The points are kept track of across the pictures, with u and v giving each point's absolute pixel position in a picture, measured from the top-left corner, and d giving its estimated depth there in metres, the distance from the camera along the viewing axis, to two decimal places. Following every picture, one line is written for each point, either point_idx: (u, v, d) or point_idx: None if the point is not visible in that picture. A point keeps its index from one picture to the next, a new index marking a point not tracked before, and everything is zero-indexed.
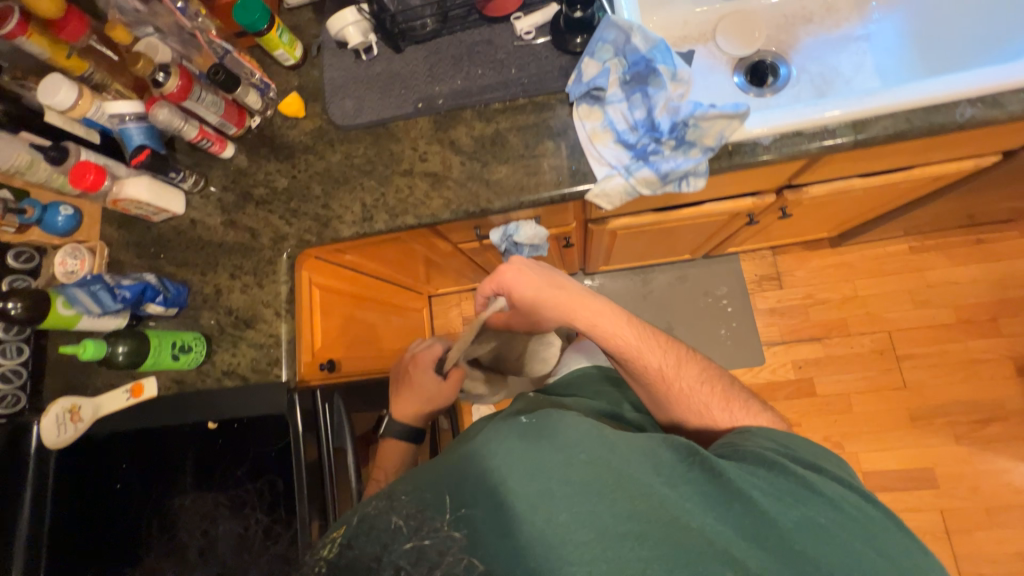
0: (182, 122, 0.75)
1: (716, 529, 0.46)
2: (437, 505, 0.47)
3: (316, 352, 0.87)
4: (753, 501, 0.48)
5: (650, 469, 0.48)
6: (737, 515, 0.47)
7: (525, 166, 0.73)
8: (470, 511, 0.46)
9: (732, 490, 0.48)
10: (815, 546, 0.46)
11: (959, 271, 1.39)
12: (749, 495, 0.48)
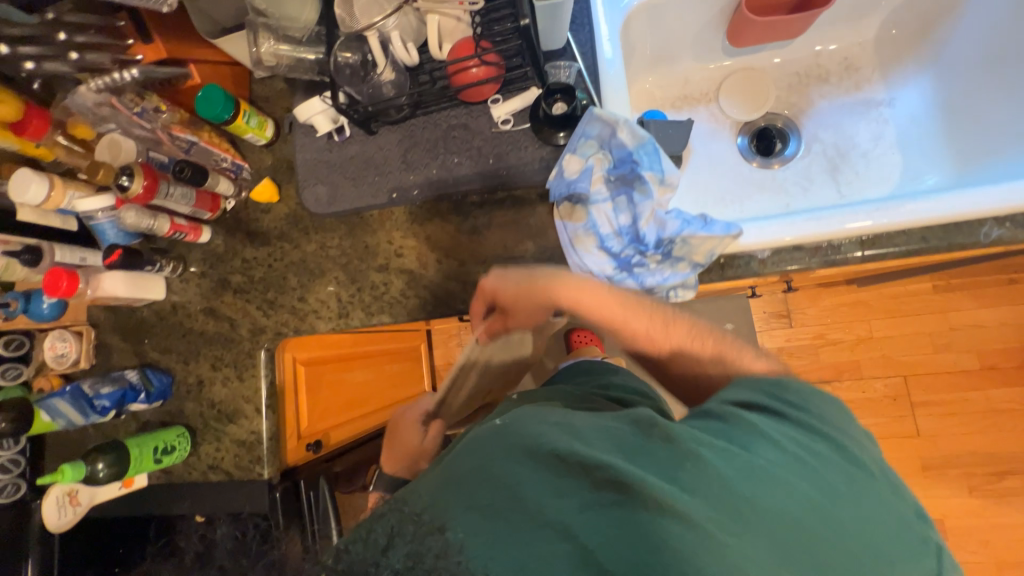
0: (151, 221, 0.73)
1: (709, 493, 0.38)
2: (428, 506, 0.39)
3: (303, 434, 0.87)
4: (745, 461, 0.40)
5: (622, 442, 0.41)
6: (727, 465, 0.40)
7: (504, 268, 0.69)
8: (445, 526, 0.38)
9: (718, 450, 0.41)
10: (819, 519, 0.39)
11: (985, 313, 1.29)
12: (735, 457, 0.41)
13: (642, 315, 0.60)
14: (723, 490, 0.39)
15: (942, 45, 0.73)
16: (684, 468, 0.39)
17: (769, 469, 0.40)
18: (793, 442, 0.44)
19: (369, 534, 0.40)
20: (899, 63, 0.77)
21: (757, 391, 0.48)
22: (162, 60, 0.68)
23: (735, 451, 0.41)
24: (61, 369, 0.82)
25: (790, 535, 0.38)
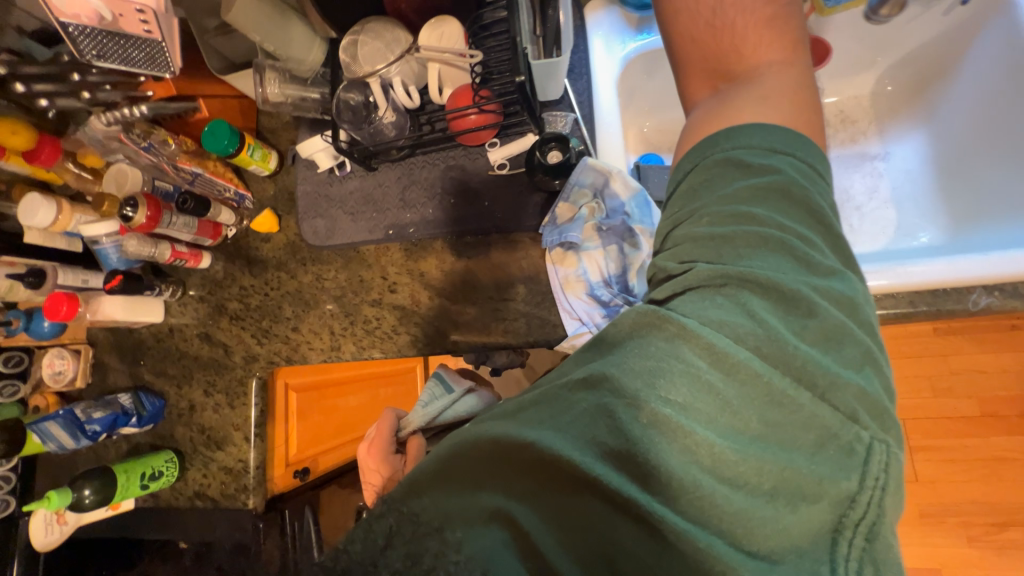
0: (152, 249, 0.75)
1: (660, 443, 0.32)
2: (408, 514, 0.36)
3: (291, 461, 0.87)
4: (700, 371, 0.33)
5: (552, 406, 0.36)
6: (686, 393, 0.33)
7: (494, 310, 0.69)
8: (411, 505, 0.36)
9: (677, 362, 0.34)
10: (806, 426, 0.33)
11: (989, 359, 1.27)
12: (701, 366, 0.33)
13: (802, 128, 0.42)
14: (682, 441, 0.32)
15: (938, 103, 0.77)
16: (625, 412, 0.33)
17: (731, 393, 0.33)
18: (772, 218, 0.38)
19: (369, 532, 0.37)
20: (893, 121, 0.83)
21: (765, 142, 0.41)
22: (172, 95, 0.70)
23: (690, 361, 0.34)
24: (59, 386, 0.84)
25: (767, 447, 0.32)
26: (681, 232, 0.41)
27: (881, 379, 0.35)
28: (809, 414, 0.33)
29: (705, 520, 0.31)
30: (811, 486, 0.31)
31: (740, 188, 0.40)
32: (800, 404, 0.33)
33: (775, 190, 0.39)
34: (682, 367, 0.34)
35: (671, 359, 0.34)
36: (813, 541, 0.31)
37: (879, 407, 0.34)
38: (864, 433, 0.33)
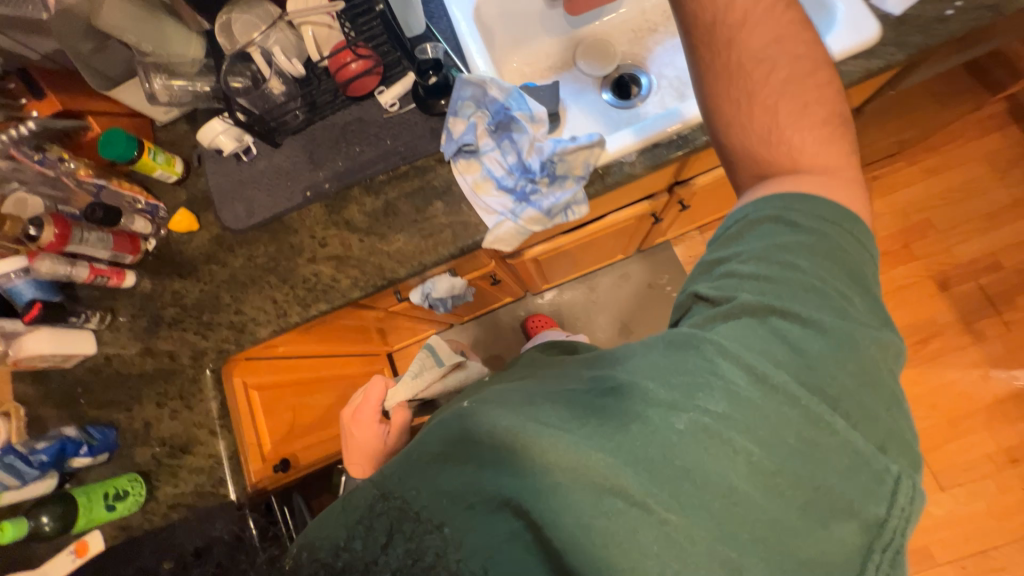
0: (68, 267, 0.74)
1: (694, 452, 0.38)
2: (442, 503, 0.41)
3: (267, 455, 0.86)
4: (737, 388, 0.39)
5: (628, 423, 0.40)
6: (724, 405, 0.39)
7: (421, 230, 0.75)
8: (403, 501, 0.42)
9: (715, 381, 0.40)
10: (827, 439, 0.38)
11: (865, 209, 1.49)
12: (735, 384, 0.40)
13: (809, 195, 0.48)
14: (722, 448, 0.38)
15: None
16: (662, 422, 0.39)
17: (766, 406, 0.39)
18: (809, 266, 0.44)
19: (371, 530, 0.42)
20: None
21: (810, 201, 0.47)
22: (58, 112, 0.74)
23: (728, 376, 0.40)
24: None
25: (780, 458, 0.38)
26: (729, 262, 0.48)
27: (907, 418, 0.42)
28: (833, 425, 0.39)
29: (735, 530, 0.37)
30: (842, 504, 0.38)
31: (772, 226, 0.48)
32: (828, 425, 0.38)
33: (807, 237, 0.46)
34: (720, 384, 0.40)
35: (714, 378, 0.40)
36: (844, 557, 0.38)
37: (904, 444, 0.40)
38: (892, 465, 0.39)
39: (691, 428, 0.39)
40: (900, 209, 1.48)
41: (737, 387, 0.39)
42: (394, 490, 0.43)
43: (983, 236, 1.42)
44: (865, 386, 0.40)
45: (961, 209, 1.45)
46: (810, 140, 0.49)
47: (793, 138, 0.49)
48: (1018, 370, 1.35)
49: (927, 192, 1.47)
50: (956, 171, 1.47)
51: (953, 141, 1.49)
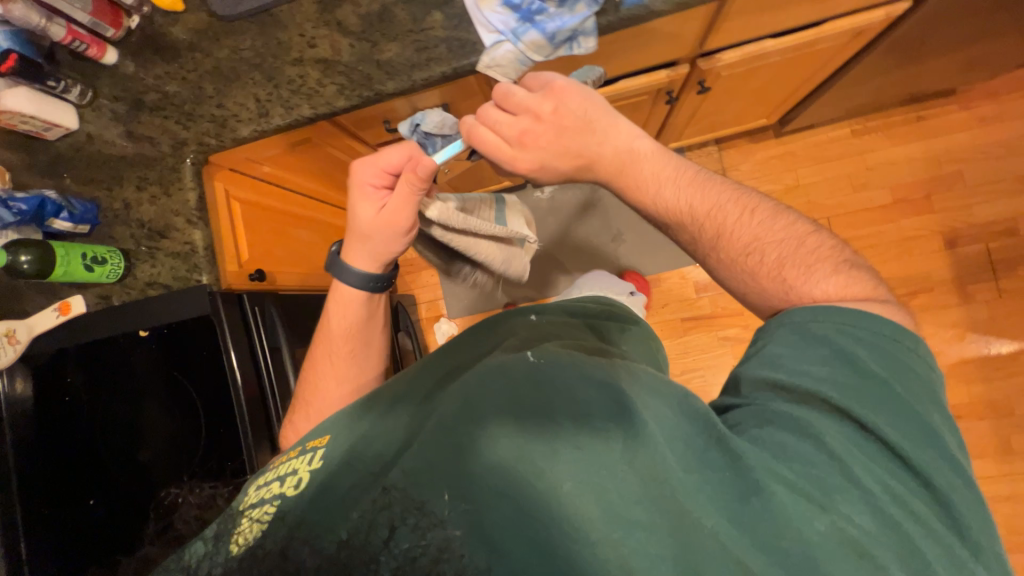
0: (42, 20, 0.69)
1: (798, 529, 0.36)
2: (458, 497, 0.37)
3: (244, 265, 0.89)
4: (842, 490, 0.39)
5: (721, 473, 0.39)
6: (842, 496, 0.38)
7: (414, 42, 0.70)
8: (416, 494, 0.37)
9: (808, 463, 0.40)
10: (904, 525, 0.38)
11: (897, 151, 1.41)
12: (829, 468, 0.40)
13: (783, 269, 0.53)
14: (828, 527, 0.37)
15: None
16: (772, 495, 0.38)
17: (852, 486, 0.39)
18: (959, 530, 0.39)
19: (375, 521, 0.36)
20: None
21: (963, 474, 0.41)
22: None
23: (844, 470, 0.39)
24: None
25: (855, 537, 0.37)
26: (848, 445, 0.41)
27: None
28: (927, 524, 0.39)
29: None
30: None
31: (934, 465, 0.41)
32: (916, 513, 0.39)
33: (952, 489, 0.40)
34: (812, 464, 0.40)
35: (812, 460, 0.40)
36: None
37: None
38: None
39: (785, 500, 0.38)
40: (936, 156, 1.39)
41: (831, 474, 0.39)
42: (403, 478, 0.38)
43: (1010, 199, 1.35)
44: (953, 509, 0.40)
45: (999, 166, 1.36)
46: (781, 257, 0.53)
47: (809, 293, 0.51)
48: (995, 338, 1.35)
49: (969, 143, 1.38)
50: (1007, 124, 1.36)
51: (1017, 90, 1.37)
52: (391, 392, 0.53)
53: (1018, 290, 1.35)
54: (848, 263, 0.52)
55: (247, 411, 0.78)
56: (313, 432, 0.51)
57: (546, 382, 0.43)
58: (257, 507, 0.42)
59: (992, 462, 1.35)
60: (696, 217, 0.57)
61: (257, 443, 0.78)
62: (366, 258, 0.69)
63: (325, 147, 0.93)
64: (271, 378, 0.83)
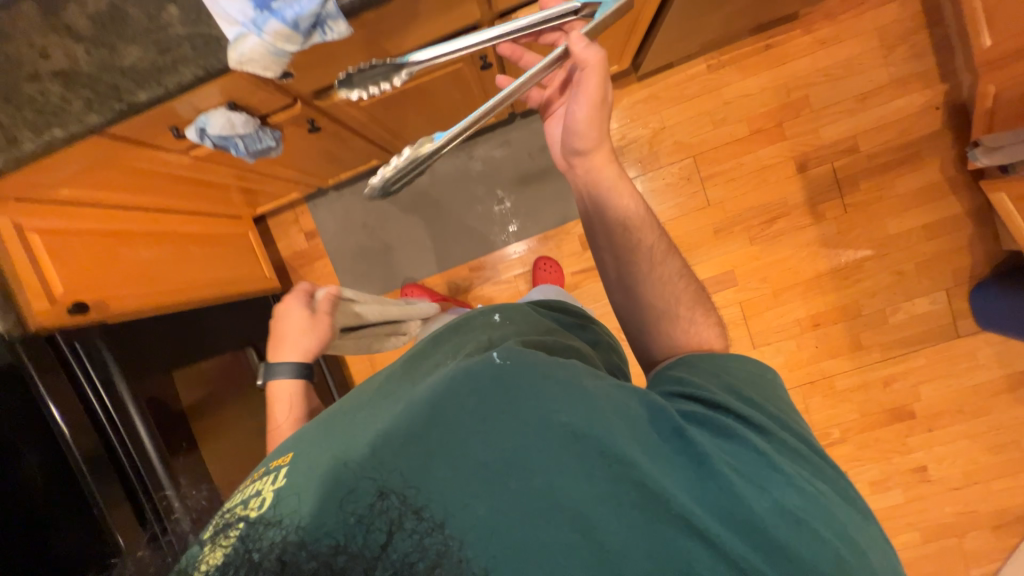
0: None
1: (712, 499, 0.44)
2: (431, 504, 0.44)
3: (57, 297, 0.84)
4: (753, 475, 0.45)
5: (659, 452, 0.46)
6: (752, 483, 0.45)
7: (155, 41, 0.63)
8: (412, 496, 0.44)
9: (701, 454, 0.46)
10: (767, 496, 0.44)
11: (749, 83, 1.47)
12: (720, 455, 0.46)
13: (694, 303, 0.70)
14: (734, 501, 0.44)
15: None
16: (693, 473, 0.45)
17: (732, 466, 0.46)
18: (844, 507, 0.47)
19: (367, 531, 0.42)
20: None
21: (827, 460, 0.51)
22: None
23: (751, 456, 0.47)
24: None
25: (728, 502, 0.44)
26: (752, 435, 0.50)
27: None
28: (820, 500, 0.46)
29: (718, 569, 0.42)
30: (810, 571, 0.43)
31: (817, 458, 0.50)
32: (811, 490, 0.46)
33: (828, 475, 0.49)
34: (708, 456, 0.45)
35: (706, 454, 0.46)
36: None
37: None
38: None
39: (681, 486, 0.44)
40: (783, 84, 1.46)
41: (724, 461, 0.46)
42: (388, 490, 0.44)
43: (850, 118, 1.46)
44: (815, 490, 0.46)
45: (839, 87, 1.45)
46: (691, 295, 0.70)
47: (705, 331, 0.67)
48: (844, 249, 1.50)
49: (812, 67, 1.45)
50: (845, 45, 1.44)
51: (852, 10, 1.43)
52: (354, 405, 0.57)
53: (861, 203, 1.48)
54: (723, 331, 0.69)
55: (84, 454, 0.77)
56: (278, 450, 0.54)
57: (511, 387, 0.48)
58: (220, 531, 0.45)
59: (845, 358, 1.54)
60: (647, 249, 0.72)
61: (112, 500, 0.78)
62: (301, 350, 0.79)
63: (124, 162, 0.86)
64: (112, 415, 0.83)
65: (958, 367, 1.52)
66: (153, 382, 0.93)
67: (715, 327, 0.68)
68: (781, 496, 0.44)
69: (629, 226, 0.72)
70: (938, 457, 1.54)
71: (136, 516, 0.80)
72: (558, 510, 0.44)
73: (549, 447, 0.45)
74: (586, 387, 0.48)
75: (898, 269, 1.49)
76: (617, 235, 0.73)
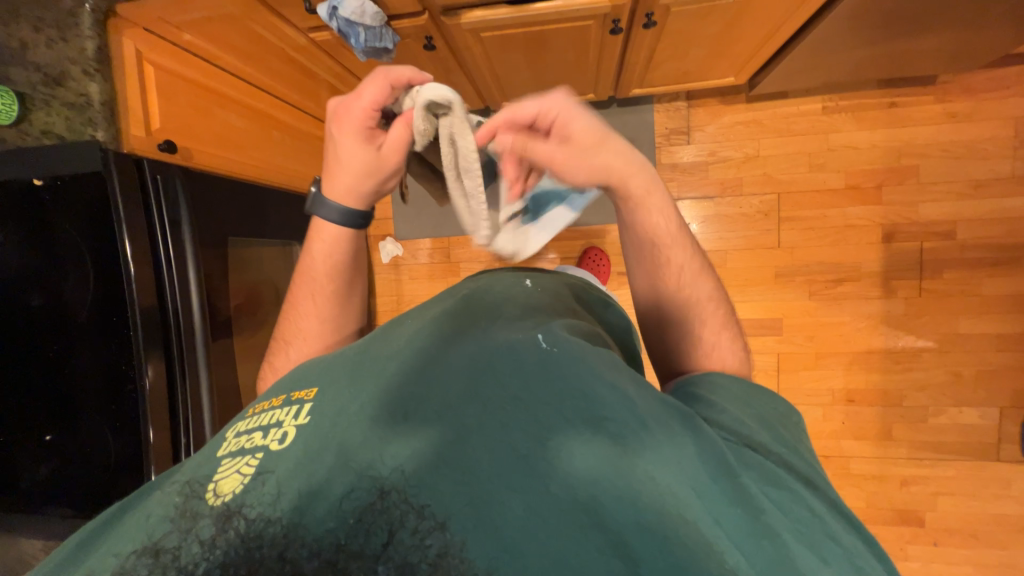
0: None
1: (740, 554, 0.39)
2: (440, 493, 0.41)
3: (153, 130, 0.88)
4: (780, 525, 0.41)
5: (695, 481, 0.42)
6: (785, 533, 0.41)
7: None
8: (414, 496, 0.41)
9: (753, 507, 0.41)
10: (824, 570, 0.39)
11: (862, 135, 1.40)
12: (770, 508, 0.42)
13: (713, 335, 0.66)
14: (760, 552, 0.39)
15: None
16: (722, 517, 0.40)
17: (784, 527, 0.41)
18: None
19: (367, 526, 0.40)
20: None
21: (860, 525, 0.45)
22: None
23: (779, 504, 0.43)
24: None
25: (780, 567, 0.38)
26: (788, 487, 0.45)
27: None
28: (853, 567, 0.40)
29: None
30: None
31: (844, 518, 0.45)
32: (841, 548, 0.41)
33: (857, 537, 0.44)
34: (760, 509, 0.41)
35: (760, 507, 0.42)
36: None
37: None
38: None
39: (733, 535, 0.40)
40: (896, 147, 1.39)
41: (774, 517, 0.41)
42: (392, 484, 0.42)
43: (956, 201, 1.37)
44: (867, 570, 0.41)
45: (956, 166, 1.36)
46: (709, 324, 0.66)
47: (724, 358, 0.64)
48: (905, 334, 1.42)
49: (933, 137, 1.37)
50: (976, 124, 1.35)
51: (995, 90, 1.34)
52: (387, 352, 0.56)
53: (938, 292, 1.39)
54: (744, 348, 0.68)
55: (138, 298, 0.79)
56: (299, 383, 0.55)
57: (555, 372, 0.48)
58: (241, 453, 0.48)
59: (870, 444, 1.46)
60: (673, 266, 0.67)
61: (148, 346, 0.80)
62: (357, 194, 0.69)
63: (249, 24, 0.89)
64: (171, 274, 0.84)
65: (987, 490, 1.42)
66: (214, 259, 0.95)
67: (737, 343, 0.67)
68: (836, 573, 0.40)
69: (656, 242, 0.66)
70: (935, 574, 1.46)
71: (164, 381, 0.83)
72: (605, 534, 0.39)
73: (582, 451, 0.42)
74: (634, 404, 0.45)
75: (956, 370, 1.40)
76: (647, 255, 0.67)
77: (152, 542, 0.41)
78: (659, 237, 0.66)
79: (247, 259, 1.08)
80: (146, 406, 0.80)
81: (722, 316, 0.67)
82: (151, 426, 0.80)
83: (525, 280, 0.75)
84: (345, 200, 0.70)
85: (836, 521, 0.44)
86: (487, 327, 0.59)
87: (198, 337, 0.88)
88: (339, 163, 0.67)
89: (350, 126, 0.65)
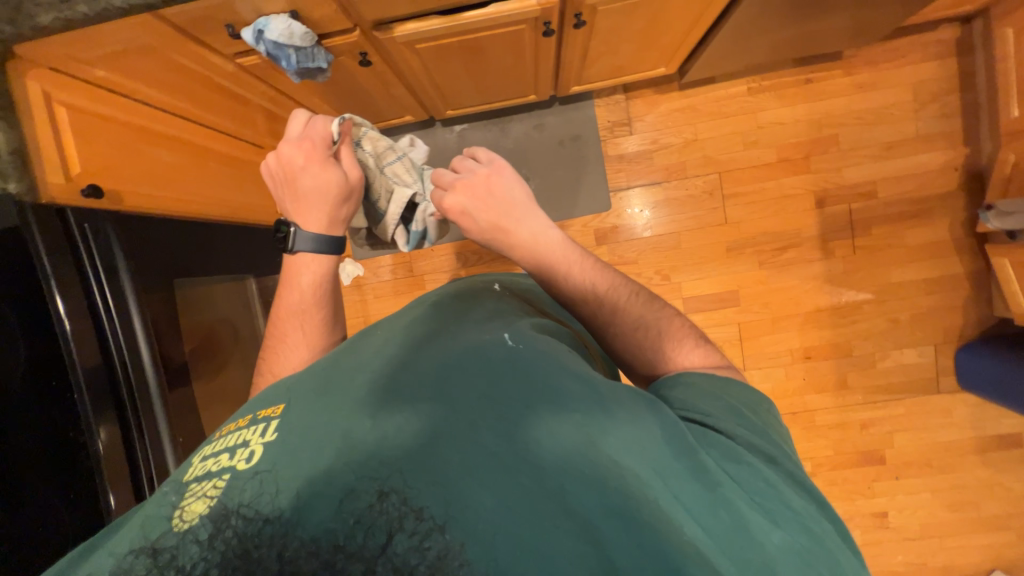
0: None
1: (703, 529, 0.40)
2: (429, 495, 0.39)
3: (74, 176, 0.82)
4: (738, 501, 0.43)
5: (663, 463, 0.43)
6: (743, 505, 0.43)
7: None
8: (413, 496, 0.39)
9: (712, 481, 0.44)
10: (778, 533, 0.42)
11: (787, 111, 1.50)
12: (728, 483, 0.45)
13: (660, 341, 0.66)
14: (724, 527, 0.41)
15: None
16: (685, 496, 0.42)
17: (741, 500, 0.44)
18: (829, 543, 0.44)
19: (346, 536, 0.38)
20: None
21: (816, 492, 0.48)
22: None
23: (736, 479, 0.46)
24: None
25: (738, 536, 0.41)
26: (746, 459, 0.48)
27: None
28: (807, 535, 0.43)
29: None
30: None
31: (799, 494, 0.47)
32: (795, 514, 0.45)
33: (808, 506, 0.47)
34: (718, 484, 0.44)
35: (719, 481, 0.44)
36: None
37: None
38: None
39: (695, 513, 0.41)
40: (817, 119, 1.50)
41: (735, 494, 0.44)
42: (391, 486, 0.40)
43: (874, 163, 1.50)
44: (822, 535, 0.44)
45: (871, 132, 1.49)
46: (658, 331, 0.66)
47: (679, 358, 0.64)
48: (847, 289, 1.53)
49: (847, 108, 1.49)
50: (880, 92, 1.48)
51: (894, 60, 1.48)
52: (358, 361, 0.54)
53: (870, 247, 1.51)
54: (705, 337, 0.68)
55: (81, 364, 0.74)
56: (264, 401, 0.52)
57: (522, 365, 0.49)
58: (209, 476, 0.44)
59: (829, 394, 1.57)
60: (610, 300, 0.68)
61: (99, 413, 0.76)
62: (331, 213, 0.75)
63: (169, 56, 0.86)
64: (115, 330, 0.79)
65: (934, 421, 1.56)
66: (160, 306, 0.89)
67: (694, 336, 0.67)
68: (789, 534, 0.43)
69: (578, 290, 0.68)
70: (901, 505, 1.58)
71: (119, 444, 0.78)
72: (580, 525, 0.39)
73: (557, 441, 0.43)
74: (595, 390, 0.47)
75: (894, 316, 1.53)
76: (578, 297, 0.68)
77: (152, 549, 0.39)
78: (581, 282, 0.68)
79: (199, 299, 1.02)
80: (103, 470, 0.75)
81: (672, 323, 0.68)
82: (111, 491, 0.75)
83: (493, 284, 0.76)
84: (325, 229, 0.76)
85: (793, 491, 0.47)
86: (456, 327, 0.59)
87: (152, 395, 0.82)
88: (309, 190, 0.73)
89: (308, 156, 0.73)
